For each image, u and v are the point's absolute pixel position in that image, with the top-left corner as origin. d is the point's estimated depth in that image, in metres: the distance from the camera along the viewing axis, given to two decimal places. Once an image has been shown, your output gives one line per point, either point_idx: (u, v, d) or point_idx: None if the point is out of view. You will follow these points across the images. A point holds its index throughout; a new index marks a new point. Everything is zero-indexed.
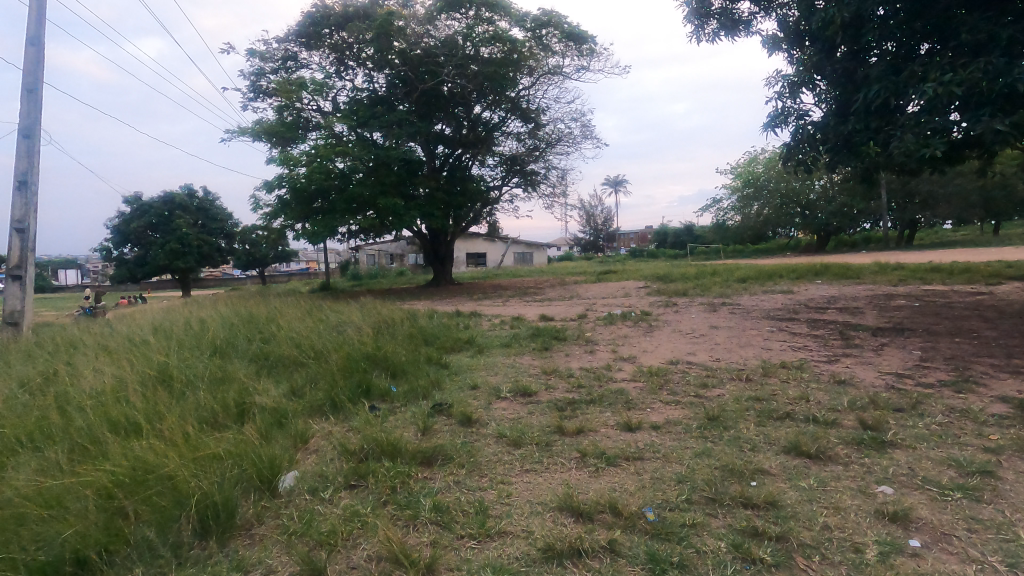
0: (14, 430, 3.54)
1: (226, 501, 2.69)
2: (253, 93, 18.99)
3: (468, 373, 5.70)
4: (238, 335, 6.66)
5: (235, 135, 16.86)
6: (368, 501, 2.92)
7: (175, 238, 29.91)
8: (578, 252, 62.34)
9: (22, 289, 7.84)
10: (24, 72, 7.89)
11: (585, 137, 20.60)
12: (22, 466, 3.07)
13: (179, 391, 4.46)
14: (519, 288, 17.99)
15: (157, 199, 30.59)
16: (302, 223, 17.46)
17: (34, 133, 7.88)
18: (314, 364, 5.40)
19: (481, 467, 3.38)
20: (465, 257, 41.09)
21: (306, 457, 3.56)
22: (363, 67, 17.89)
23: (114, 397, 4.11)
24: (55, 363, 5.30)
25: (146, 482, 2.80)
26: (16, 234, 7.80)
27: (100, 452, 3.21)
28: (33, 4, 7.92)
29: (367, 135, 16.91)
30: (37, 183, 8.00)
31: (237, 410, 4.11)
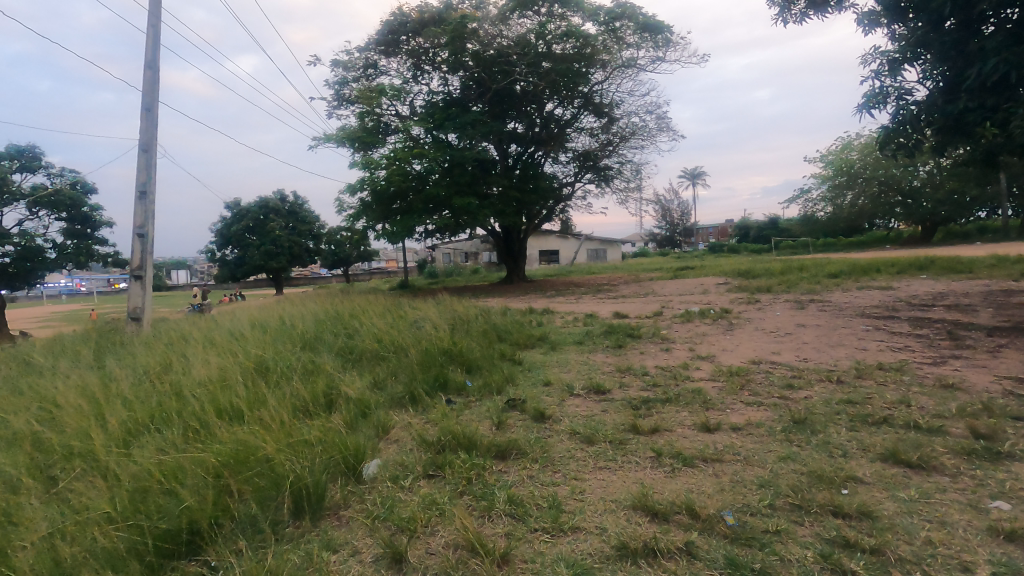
0: (139, 412, 3.97)
1: (317, 484, 2.91)
2: (337, 101, 20.06)
3: (541, 369, 5.74)
4: (326, 330, 7.09)
5: (321, 142, 17.88)
6: (446, 491, 3.03)
7: (269, 240, 32.19)
8: (654, 248, 60.78)
9: (143, 287, 8.76)
10: (142, 93, 8.80)
11: (661, 129, 20.06)
12: (146, 444, 3.45)
13: (275, 381, 4.82)
14: (593, 285, 17.78)
15: (254, 204, 32.97)
16: (382, 224, 18.25)
17: (152, 146, 8.76)
18: (394, 359, 5.65)
19: (555, 462, 3.40)
20: (538, 254, 41.20)
21: (387, 446, 3.75)
22: (439, 71, 18.42)
23: (220, 385, 4.51)
24: (170, 355, 5.89)
25: (248, 463, 3.07)
26: (137, 240, 8.71)
27: (209, 435, 3.54)
28: (150, 32, 8.80)
29: (443, 136, 17.36)
30: (155, 193, 8.90)
31: (326, 401, 4.40)
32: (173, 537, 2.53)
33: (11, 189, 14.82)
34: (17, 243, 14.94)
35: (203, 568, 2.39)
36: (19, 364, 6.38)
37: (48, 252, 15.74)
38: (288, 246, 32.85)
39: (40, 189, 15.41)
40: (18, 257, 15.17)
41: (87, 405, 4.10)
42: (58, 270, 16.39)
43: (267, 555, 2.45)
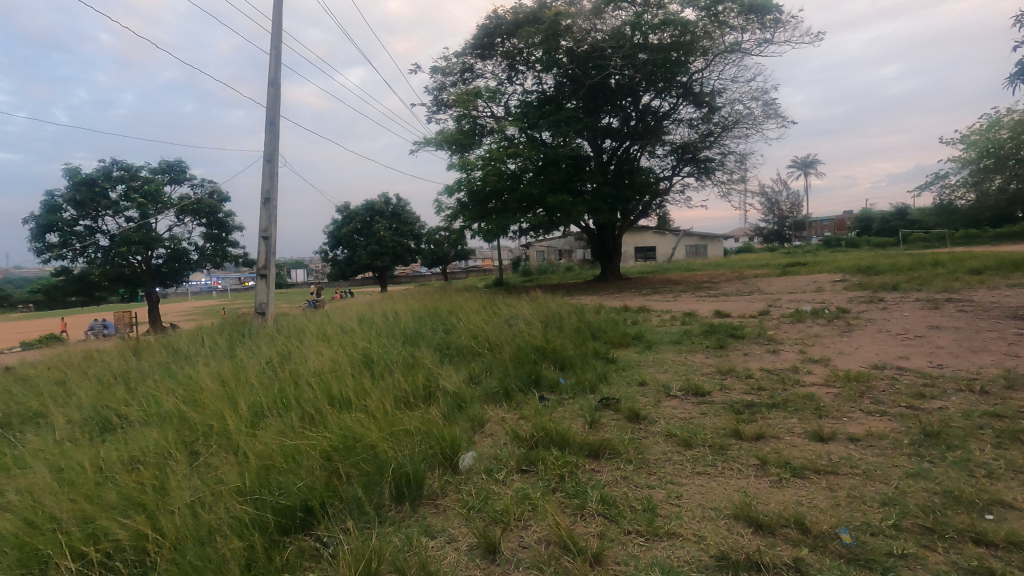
0: (264, 397, 4.40)
1: (416, 473, 3.07)
2: (436, 106, 20.89)
3: (636, 369, 5.59)
4: (425, 326, 7.41)
5: (421, 145, 18.70)
6: (538, 487, 3.06)
7: (375, 241, 34.23)
8: (760, 243, 57.11)
9: (268, 285, 9.66)
10: (267, 108, 9.70)
11: (768, 116, 18.77)
12: (271, 426, 3.82)
13: (379, 372, 5.13)
14: (692, 283, 17.02)
15: (361, 207, 35.13)
16: (478, 223, 18.74)
17: (275, 157, 9.65)
18: (489, 355, 5.79)
19: (650, 464, 3.31)
20: (633, 251, 40.20)
21: (483, 439, 3.86)
22: (533, 70, 18.55)
23: (332, 375, 4.87)
24: (290, 347, 6.46)
25: (355, 449, 3.30)
26: (263, 241, 9.63)
27: (322, 421, 3.84)
28: (273, 53, 9.68)
29: (537, 135, 17.45)
30: (277, 199, 9.79)
31: (425, 393, 4.62)
32: (290, 513, 2.76)
33: (162, 199, 17.01)
34: (167, 247, 17.10)
35: (316, 543, 2.60)
36: (168, 352, 7.31)
37: (192, 254, 17.87)
38: (392, 246, 34.67)
39: (185, 198, 17.53)
40: (169, 258, 17.38)
41: (223, 389, 4.62)
42: (200, 270, 18.54)
43: (371, 535, 2.62)
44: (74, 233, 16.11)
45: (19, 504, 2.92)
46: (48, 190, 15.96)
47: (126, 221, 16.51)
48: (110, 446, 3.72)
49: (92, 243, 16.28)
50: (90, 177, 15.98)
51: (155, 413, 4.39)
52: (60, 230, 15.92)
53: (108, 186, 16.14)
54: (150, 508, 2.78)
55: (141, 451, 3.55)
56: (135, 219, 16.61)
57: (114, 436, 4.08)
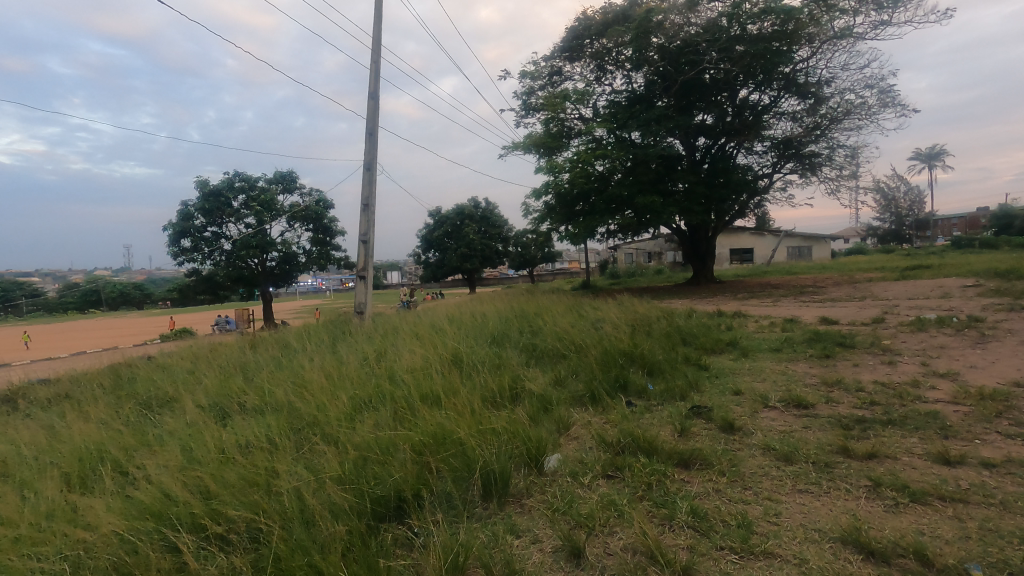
0: (362, 392, 4.67)
1: (502, 471, 3.13)
2: (525, 111, 21.15)
3: (731, 377, 5.32)
4: (512, 327, 7.52)
5: (509, 150, 19.00)
6: (625, 493, 3.00)
7: (464, 244, 35.20)
8: (874, 244, 52.22)
9: (366, 286, 10.22)
10: (367, 120, 10.32)
11: (885, 105, 17.14)
12: (368, 418, 4.06)
13: (467, 372, 5.27)
14: (794, 287, 15.88)
15: (452, 212, 36.29)
16: (565, 226, 18.73)
17: (374, 165, 10.23)
18: (575, 358, 5.77)
19: (745, 478, 3.14)
20: (728, 253, 38.25)
21: (568, 442, 3.85)
22: (622, 69, 18.26)
23: (423, 373, 5.09)
24: (385, 345, 6.82)
25: (444, 445, 3.43)
26: (362, 245, 10.23)
27: (414, 416, 4.02)
28: (373, 67, 10.28)
29: (626, 135, 17.11)
30: (375, 204, 10.36)
31: (512, 393, 4.69)
32: (385, 502, 2.92)
33: (276, 207, 18.60)
34: (280, 251, 18.63)
35: (408, 534, 2.72)
36: (281, 347, 8.01)
37: (300, 257, 19.35)
38: (480, 248, 35.46)
39: (295, 205, 19.04)
40: (281, 261, 18.96)
41: (326, 383, 4.98)
42: (307, 272, 20.03)
43: (459, 529, 2.69)
44: (203, 239, 18.01)
45: (157, 477, 3.31)
46: (183, 201, 17.99)
47: (246, 227, 18.21)
48: (229, 431, 4.12)
49: (218, 248, 18.11)
50: (216, 188, 17.79)
51: (268, 403, 4.80)
52: (191, 236, 17.87)
53: (231, 196, 17.90)
54: (263, 489, 3.04)
55: (256, 436, 3.89)
56: (253, 225, 18.27)
57: (232, 422, 4.51)
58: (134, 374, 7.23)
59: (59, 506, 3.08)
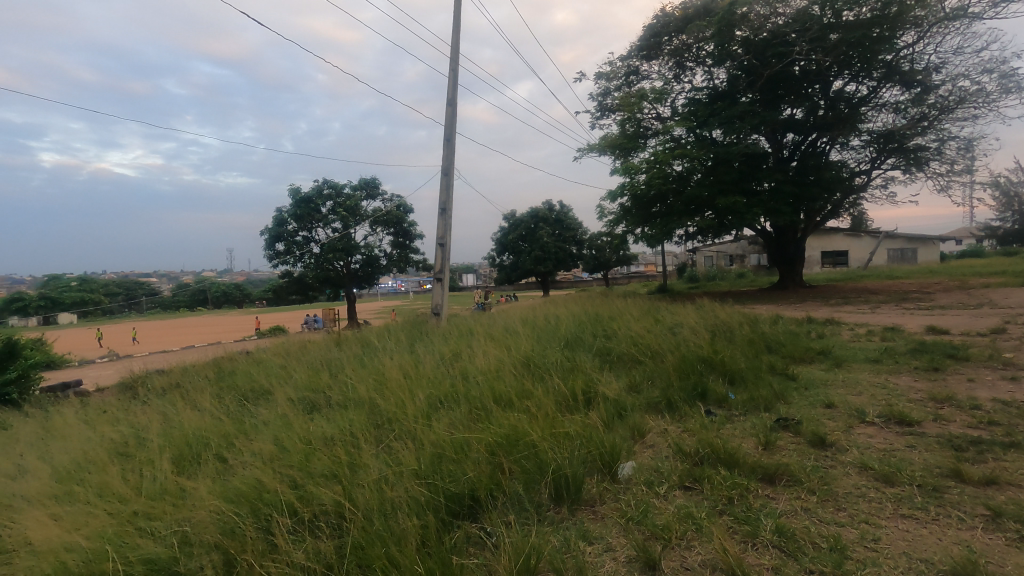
0: (437, 391, 4.80)
1: (575, 475, 3.10)
2: (600, 112, 20.91)
3: (822, 388, 4.96)
4: (586, 331, 7.44)
5: (584, 152, 18.85)
6: (703, 506, 2.87)
7: (538, 247, 35.30)
8: (994, 245, 46.93)
9: (442, 288, 10.50)
10: (445, 127, 10.62)
11: (1007, 91, 15.39)
12: (442, 417, 4.16)
13: (540, 374, 5.27)
14: (896, 293, 14.57)
15: (526, 215, 36.51)
16: (642, 228, 18.31)
17: (451, 171, 10.50)
18: (651, 363, 5.61)
19: (838, 498, 2.91)
20: (820, 256, 35.84)
21: (643, 449, 3.75)
22: (703, 66, 17.62)
23: (496, 374, 5.16)
24: (460, 346, 6.97)
25: (517, 446, 3.46)
26: (439, 248, 10.53)
27: (486, 417, 4.08)
28: (451, 76, 10.56)
29: (707, 133, 16.49)
30: (452, 209, 10.63)
31: (584, 398, 4.64)
32: (459, 499, 2.99)
33: (360, 212, 19.58)
34: (363, 254, 19.60)
35: (481, 532, 2.76)
36: (363, 345, 8.40)
37: (381, 260, 20.26)
38: (554, 251, 35.41)
39: (378, 210, 19.96)
40: (364, 263, 19.93)
41: (404, 381, 5.16)
42: (388, 274, 20.92)
43: (531, 531, 2.70)
44: (295, 243, 19.28)
45: (252, 464, 3.57)
46: (278, 208, 19.34)
47: (333, 231, 19.30)
48: (316, 424, 4.37)
49: (308, 251, 19.31)
50: (307, 195, 18.98)
51: (350, 398, 5.05)
52: (285, 240, 19.16)
53: (320, 203, 19.03)
54: (347, 479, 3.21)
55: (339, 430, 4.10)
56: (340, 230, 19.33)
57: (319, 415, 4.78)
58: (234, 367, 7.85)
59: (169, 485, 3.39)
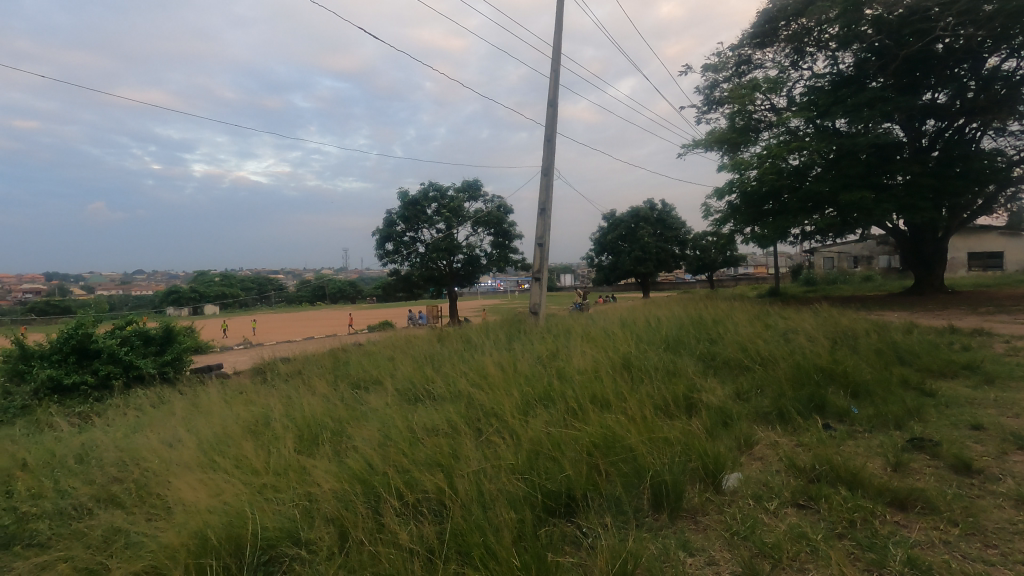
0: (533, 389, 4.84)
1: (675, 483, 2.99)
2: (707, 105, 19.93)
3: (968, 408, 4.36)
4: (688, 334, 7.15)
5: (689, 148, 18.08)
6: (819, 528, 2.65)
7: (638, 247, 34.37)
8: None
9: (541, 287, 10.56)
10: (546, 128, 10.68)
11: None
12: (538, 415, 4.19)
13: (638, 377, 5.16)
14: None
15: (626, 215, 35.70)
16: (752, 227, 17.22)
17: (551, 171, 10.54)
18: (760, 370, 5.26)
19: (986, 533, 2.56)
20: (966, 258, 31.58)
21: (750, 461, 3.53)
22: (826, 50, 16.22)
23: (593, 375, 5.11)
24: (556, 345, 6.99)
25: (614, 448, 3.41)
26: (538, 248, 10.62)
27: (582, 417, 4.05)
28: (552, 77, 10.60)
29: (829, 124, 15.14)
30: (552, 209, 10.66)
31: (686, 403, 4.47)
32: (555, 497, 3.00)
33: (463, 213, 20.28)
34: (464, 253, 20.28)
35: (576, 532, 2.76)
36: (464, 341, 8.69)
37: (482, 260, 20.84)
38: (656, 252, 34.30)
39: (479, 211, 20.55)
40: (465, 263, 20.61)
41: (502, 378, 5.27)
42: (488, 273, 21.48)
43: (628, 536, 2.65)
44: (403, 243, 20.37)
45: (361, 448, 3.82)
46: (388, 210, 20.58)
47: (437, 232, 20.14)
48: (419, 415, 4.58)
49: (414, 251, 20.33)
50: (414, 198, 20.03)
51: (451, 392, 5.25)
52: (393, 240, 20.31)
53: (426, 205, 19.98)
54: (448, 469, 3.34)
55: (440, 422, 4.26)
56: (443, 230, 20.13)
57: (422, 406, 5.02)
58: (347, 358, 8.45)
59: (292, 462, 3.71)
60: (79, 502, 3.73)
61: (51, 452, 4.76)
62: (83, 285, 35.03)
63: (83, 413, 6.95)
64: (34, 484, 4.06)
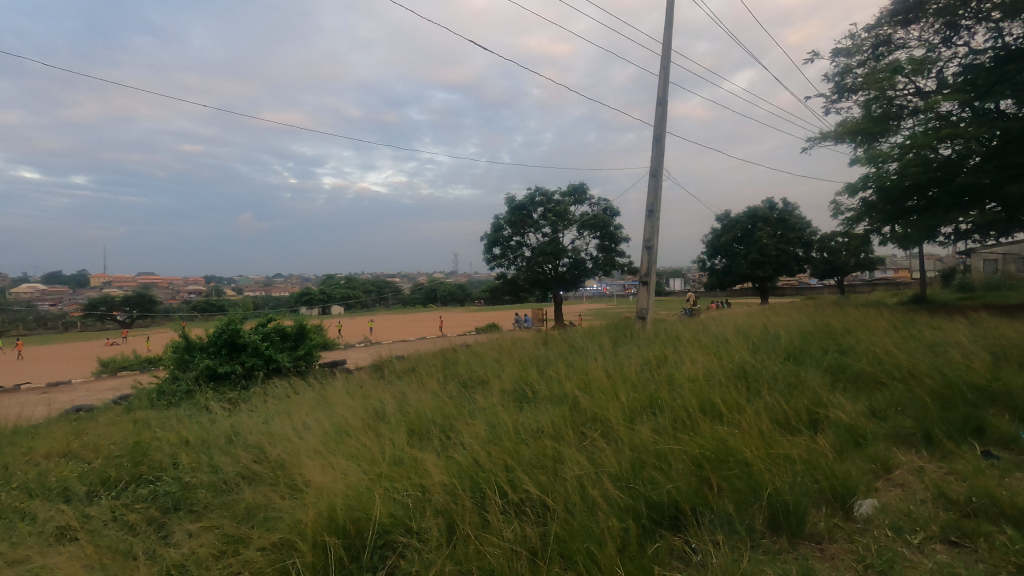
0: (639, 395, 4.71)
1: (797, 504, 2.77)
2: (838, 94, 18.18)
3: None
4: (813, 344, 6.56)
5: (816, 142, 16.58)
6: (975, 569, 2.30)
7: (756, 249, 32.12)
8: None
9: (648, 291, 10.26)
10: (655, 127, 10.38)
11: None
12: (644, 423, 4.07)
13: (755, 389, 4.83)
14: None
15: (743, 215, 33.51)
16: (891, 226, 15.41)
17: (660, 171, 10.22)
18: (900, 386, 4.70)
19: None
20: None
21: (887, 487, 3.16)
22: (987, 22, 14.11)
23: (704, 384, 4.86)
24: (665, 351, 6.75)
25: (727, 462, 3.22)
26: (646, 251, 10.33)
27: (692, 428, 3.87)
28: (662, 74, 10.27)
29: (991, 106, 13.13)
30: (660, 210, 10.33)
31: (810, 418, 4.10)
32: (662, 508, 2.90)
33: (569, 217, 20.28)
34: (570, 257, 20.27)
35: (685, 547, 2.64)
36: (568, 345, 8.70)
37: (587, 263, 20.70)
38: (776, 254, 31.84)
39: (585, 214, 20.41)
40: (571, 266, 20.61)
41: (607, 382, 5.20)
42: (594, 277, 21.33)
43: (741, 557, 2.48)
44: (510, 247, 20.79)
45: (469, 445, 3.96)
46: (496, 215, 21.11)
47: (543, 236, 20.34)
48: (524, 415, 4.65)
49: (520, 255, 20.68)
50: (521, 203, 20.38)
51: (556, 395, 5.28)
52: (501, 245, 20.79)
53: (532, 209, 20.25)
54: (552, 471, 3.36)
55: (543, 425, 4.29)
56: (549, 234, 20.29)
57: (527, 407, 5.09)
58: (456, 358, 8.79)
59: (405, 454, 3.94)
60: (229, 476, 4.24)
61: (206, 431, 5.47)
62: (234, 287, 39.90)
63: (232, 399, 7.89)
64: (194, 459, 4.70)
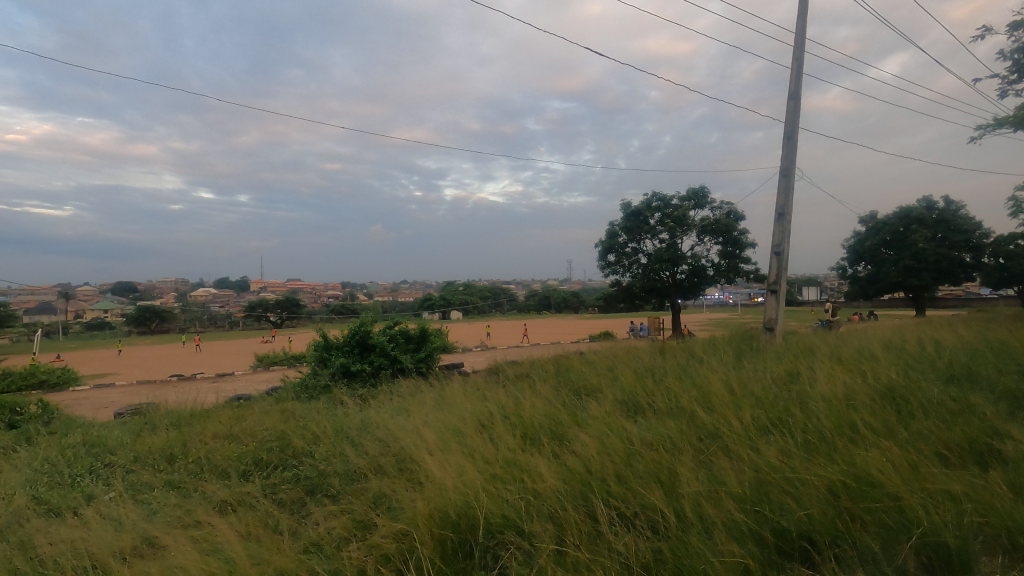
0: (766, 414, 4.37)
1: (961, 548, 2.40)
2: (1019, 72, 15.51)
3: None
4: (984, 364, 5.63)
5: (989, 129, 14.26)
6: None
7: (909, 254, 28.35)
8: None
9: (778, 301, 9.49)
10: (786, 123, 9.62)
11: None
12: (771, 443, 3.76)
13: (908, 412, 4.25)
14: None
15: (893, 215, 29.66)
16: None
17: (791, 171, 9.44)
18: None
19: None
20: None
21: None
22: None
23: (844, 404, 4.38)
24: (796, 367, 6.19)
25: (869, 493, 2.88)
26: (775, 257, 9.58)
27: (828, 451, 3.51)
28: (795, 66, 9.51)
29: None
30: (791, 213, 9.53)
31: (980, 451, 3.52)
32: (792, 537, 2.67)
33: (688, 222, 19.41)
34: (689, 264, 19.35)
35: None
36: (687, 356, 8.31)
37: (708, 270, 19.64)
38: (936, 260, 27.83)
39: (707, 219, 19.41)
40: (690, 274, 19.66)
41: (729, 397, 4.89)
42: (715, 285, 20.16)
43: None
44: (625, 254, 20.35)
45: (580, 452, 3.94)
46: (611, 222, 20.79)
47: (660, 242, 19.66)
48: (638, 426, 4.52)
49: (635, 261, 20.17)
50: (637, 208, 19.89)
51: (673, 407, 5.06)
52: (615, 251, 20.43)
53: (648, 214, 19.68)
54: (667, 486, 3.24)
55: (658, 437, 4.13)
56: (667, 240, 19.57)
57: (641, 419, 4.94)
58: (569, 365, 8.82)
59: (517, 457, 4.01)
60: (358, 466, 4.60)
61: (340, 424, 5.99)
62: (366, 292, 43.56)
63: (363, 394, 8.59)
64: (330, 448, 5.17)
